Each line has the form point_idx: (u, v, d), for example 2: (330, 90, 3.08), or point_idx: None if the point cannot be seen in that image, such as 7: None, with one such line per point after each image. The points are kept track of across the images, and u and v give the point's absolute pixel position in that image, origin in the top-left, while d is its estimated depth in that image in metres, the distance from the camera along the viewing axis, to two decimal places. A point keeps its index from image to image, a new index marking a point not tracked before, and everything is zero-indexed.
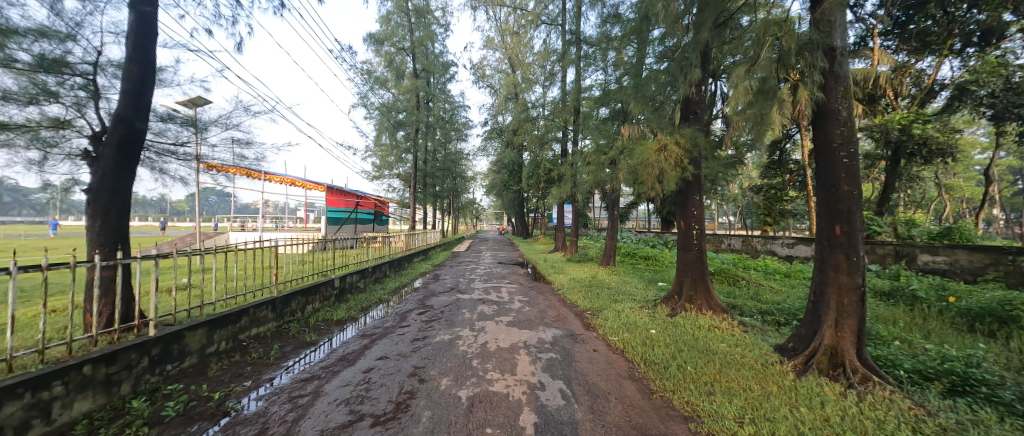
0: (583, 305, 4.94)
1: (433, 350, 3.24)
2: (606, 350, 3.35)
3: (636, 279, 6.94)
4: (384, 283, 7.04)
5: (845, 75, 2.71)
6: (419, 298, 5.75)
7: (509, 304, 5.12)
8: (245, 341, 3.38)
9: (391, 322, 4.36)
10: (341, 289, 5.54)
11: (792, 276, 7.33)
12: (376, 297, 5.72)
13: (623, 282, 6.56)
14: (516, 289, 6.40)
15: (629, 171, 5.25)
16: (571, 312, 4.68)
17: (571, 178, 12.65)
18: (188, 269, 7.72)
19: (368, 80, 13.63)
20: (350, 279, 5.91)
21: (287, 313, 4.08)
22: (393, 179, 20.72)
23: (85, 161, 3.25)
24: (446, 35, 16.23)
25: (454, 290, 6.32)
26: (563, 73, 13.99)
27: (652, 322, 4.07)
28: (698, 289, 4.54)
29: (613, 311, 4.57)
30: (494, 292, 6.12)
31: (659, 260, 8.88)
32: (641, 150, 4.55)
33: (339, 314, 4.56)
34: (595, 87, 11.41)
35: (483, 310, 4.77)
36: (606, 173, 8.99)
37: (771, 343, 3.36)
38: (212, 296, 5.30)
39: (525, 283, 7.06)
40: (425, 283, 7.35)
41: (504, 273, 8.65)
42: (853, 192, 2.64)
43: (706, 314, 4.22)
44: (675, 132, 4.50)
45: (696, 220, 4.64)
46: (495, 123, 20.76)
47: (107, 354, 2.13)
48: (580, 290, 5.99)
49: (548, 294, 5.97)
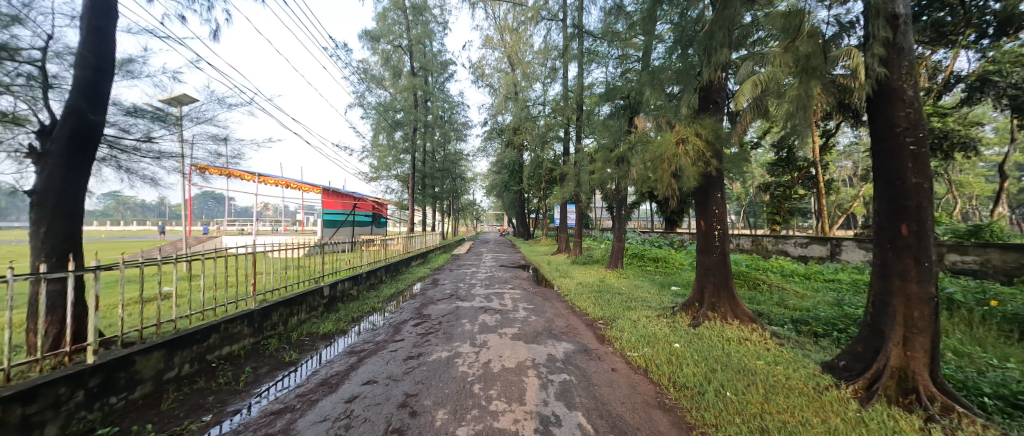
0: (595, 313, 4.52)
1: (428, 371, 2.81)
2: (626, 369, 2.93)
3: (647, 283, 6.53)
4: (380, 289, 6.63)
5: (911, 47, 2.28)
6: (416, 306, 5.33)
7: (513, 313, 4.70)
8: (214, 362, 2.96)
9: (384, 334, 3.95)
10: (331, 297, 5.13)
11: (812, 279, 6.90)
12: (369, 306, 5.31)
13: (634, 287, 6.15)
14: (520, 295, 5.97)
15: (642, 166, 4.86)
16: (581, 322, 4.26)
17: (574, 177, 12.27)
18: (169, 278, 7.28)
19: (364, 78, 13.26)
20: (341, 286, 5.49)
21: (266, 327, 3.65)
22: (391, 180, 20.32)
23: (29, 157, 2.78)
24: (444, 33, 15.89)
25: (454, 296, 5.91)
26: (565, 70, 13.62)
27: (674, 334, 3.65)
28: (721, 296, 4.12)
29: (629, 320, 4.16)
30: (497, 298, 5.71)
31: (669, 263, 8.46)
32: (657, 144, 4.14)
33: (327, 326, 4.15)
34: (599, 84, 11.05)
35: (486, 320, 4.36)
36: (612, 171, 8.60)
37: (815, 359, 2.93)
38: (191, 306, 4.89)
39: (529, 288, 6.66)
40: (424, 289, 6.94)
41: (507, 276, 8.24)
42: (923, 185, 2.21)
43: (733, 325, 3.80)
44: (695, 123, 4.10)
45: (716, 219, 4.23)
46: (495, 123, 20.43)
47: (30, 390, 1.69)
48: (590, 295, 5.57)
49: (554, 300, 5.54)
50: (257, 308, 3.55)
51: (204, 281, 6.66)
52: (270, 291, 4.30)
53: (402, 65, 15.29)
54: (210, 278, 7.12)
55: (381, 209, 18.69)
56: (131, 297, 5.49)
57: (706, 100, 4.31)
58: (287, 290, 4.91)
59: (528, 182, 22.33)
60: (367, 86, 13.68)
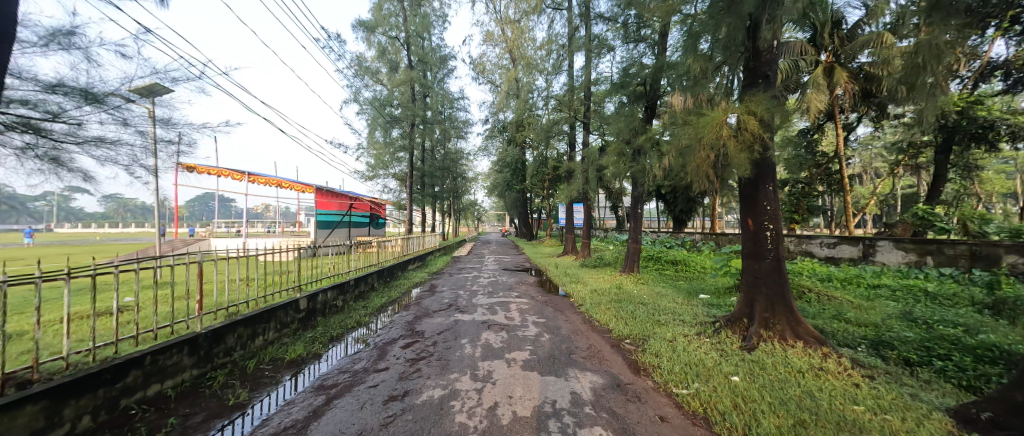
0: (620, 331, 3.78)
1: (413, 423, 2.07)
2: (679, 416, 2.18)
3: (671, 290, 5.78)
4: (370, 299, 5.91)
5: None
6: (408, 320, 4.59)
7: (522, 329, 3.97)
8: (134, 409, 2.21)
9: (367, 359, 3.23)
10: (311, 310, 4.42)
11: (856, 285, 6.12)
12: (354, 320, 4.58)
13: (657, 295, 5.40)
14: (529, 305, 5.23)
15: (676, 156, 4.12)
16: (606, 343, 3.51)
17: (581, 175, 11.54)
18: (139, 285, 6.61)
19: (359, 71, 12.57)
20: (323, 297, 4.75)
21: (216, 355, 2.91)
22: (388, 179, 19.62)
23: None
24: (443, 26, 15.19)
25: (453, 307, 5.17)
26: (569, 61, 12.89)
27: (726, 361, 2.91)
28: (776, 311, 3.40)
29: (665, 341, 3.41)
30: (502, 309, 4.97)
31: (689, 266, 7.68)
32: (698, 125, 3.41)
33: (298, 348, 3.42)
34: (608, 76, 10.34)
35: (490, 339, 3.62)
36: (626, 166, 7.84)
37: (933, 405, 2.17)
38: (143, 323, 4.17)
39: (537, 296, 5.93)
40: (420, 297, 6.21)
41: (511, 282, 7.50)
42: None
43: (797, 348, 3.06)
44: (744, 101, 3.35)
45: (770, 217, 3.48)
46: (497, 120, 19.72)
47: None
48: (610, 306, 4.82)
49: (569, 312, 4.79)
50: (205, 331, 2.83)
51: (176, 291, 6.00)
52: (236, 305, 3.63)
53: (398, 58, 14.59)
54: (183, 287, 6.43)
55: (379, 209, 18.00)
56: (83, 310, 4.80)
57: (753, 75, 3.51)
58: (260, 303, 4.24)
59: (530, 181, 21.60)
60: (363, 79, 13.01)
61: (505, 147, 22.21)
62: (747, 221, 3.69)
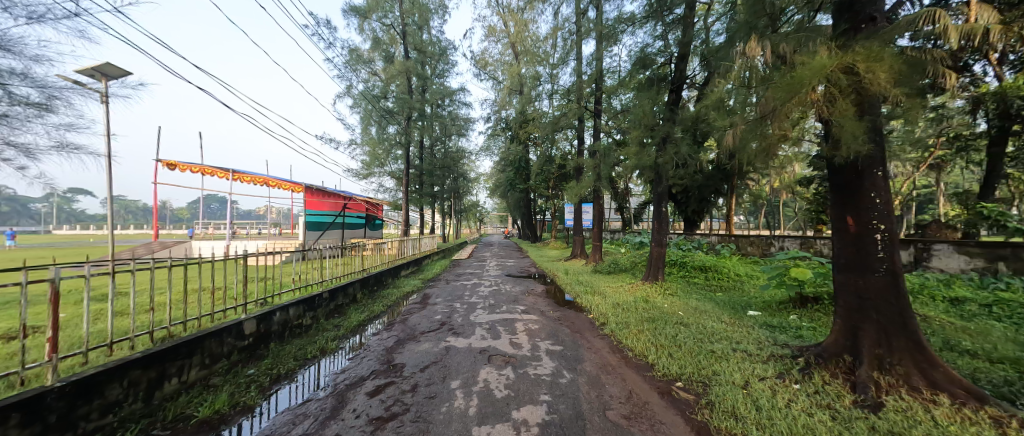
0: (667, 371, 2.78)
1: None
2: None
3: (710, 305, 4.78)
4: (348, 314, 4.93)
5: None
6: (387, 346, 3.63)
7: (535, 364, 2.97)
8: None
9: (314, 417, 2.24)
10: (262, 333, 3.45)
11: (935, 299, 5.06)
12: (319, 345, 3.59)
13: (695, 313, 4.41)
14: (539, 325, 4.22)
15: (740, 132, 3.12)
16: (651, 390, 2.51)
17: (591, 171, 10.53)
18: (92, 297, 5.77)
19: (350, 61, 11.66)
20: (281, 315, 3.79)
21: (78, 420, 1.88)
22: (385, 178, 18.70)
23: None
24: (442, 15, 14.32)
25: (445, 327, 4.21)
26: (577, 49, 11.93)
27: (848, 431, 1.88)
28: (894, 345, 2.39)
29: (738, 388, 2.41)
30: (506, 330, 4.01)
31: (721, 274, 6.65)
32: (784, 82, 2.46)
33: (222, 398, 2.44)
34: (622, 62, 9.39)
35: (490, 382, 2.62)
36: (647, 158, 6.88)
37: None
38: (41, 351, 3.23)
39: (547, 311, 4.97)
40: (409, 311, 5.26)
41: (515, 292, 6.48)
42: None
43: (948, 408, 2.01)
44: (850, 47, 2.36)
45: (880, 214, 2.48)
46: (499, 117, 18.81)
47: None
48: (642, 327, 3.83)
49: (590, 336, 3.77)
50: (78, 379, 1.88)
51: (127, 306, 5.13)
52: (162, 329, 2.75)
53: (394, 49, 13.76)
54: (133, 298, 5.52)
55: (376, 210, 17.14)
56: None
57: (852, 17, 2.53)
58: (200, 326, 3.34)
59: (534, 180, 20.59)
60: (356, 71, 12.13)
61: (508, 145, 21.26)
62: (842, 219, 2.69)
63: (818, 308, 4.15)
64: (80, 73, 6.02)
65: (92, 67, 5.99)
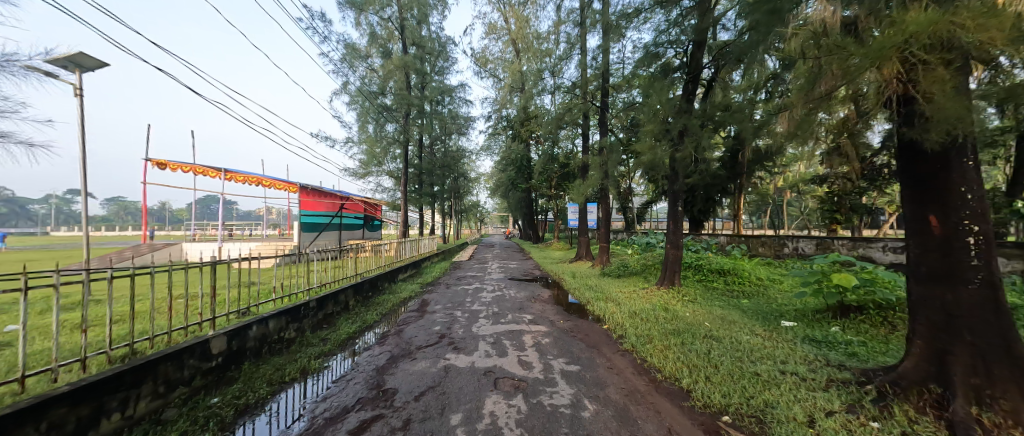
0: (709, 401, 2.32)
1: None
2: None
3: (739, 315, 4.32)
4: (338, 325, 4.47)
5: None
6: (378, 366, 3.17)
7: (551, 392, 2.50)
8: None
9: None
10: (233, 353, 2.99)
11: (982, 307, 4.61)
12: (300, 364, 3.14)
13: (722, 324, 3.96)
14: (550, 339, 3.76)
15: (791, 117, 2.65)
16: (697, 429, 2.03)
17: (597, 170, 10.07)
18: (61, 306, 5.31)
19: (347, 56, 11.22)
20: (259, 330, 3.34)
21: None
22: (384, 177, 18.29)
23: None
24: (442, 10, 13.92)
25: (445, 341, 3.76)
26: (581, 43, 11.47)
27: None
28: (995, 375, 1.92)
29: (804, 429, 1.94)
30: (514, 345, 3.55)
31: (742, 278, 6.19)
32: (862, 50, 1.99)
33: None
34: (631, 54, 8.95)
35: (500, 417, 2.16)
36: (660, 153, 6.44)
37: None
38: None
39: (557, 321, 4.51)
40: (406, 320, 4.81)
41: (520, 299, 6.01)
42: None
43: None
44: None
45: (973, 213, 2.02)
46: (500, 115, 18.38)
47: None
48: (668, 341, 3.38)
49: (609, 352, 3.32)
50: (6, 408, 1.48)
51: (96, 316, 4.68)
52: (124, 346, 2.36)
53: (393, 45, 13.34)
54: (105, 308, 5.07)
55: (374, 211, 16.67)
56: None
57: None
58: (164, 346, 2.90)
59: (536, 179, 20.11)
60: (353, 67, 11.68)
61: (509, 143, 20.80)
62: (921, 220, 2.23)
63: (863, 319, 3.72)
64: (52, 63, 5.60)
65: (64, 57, 5.58)
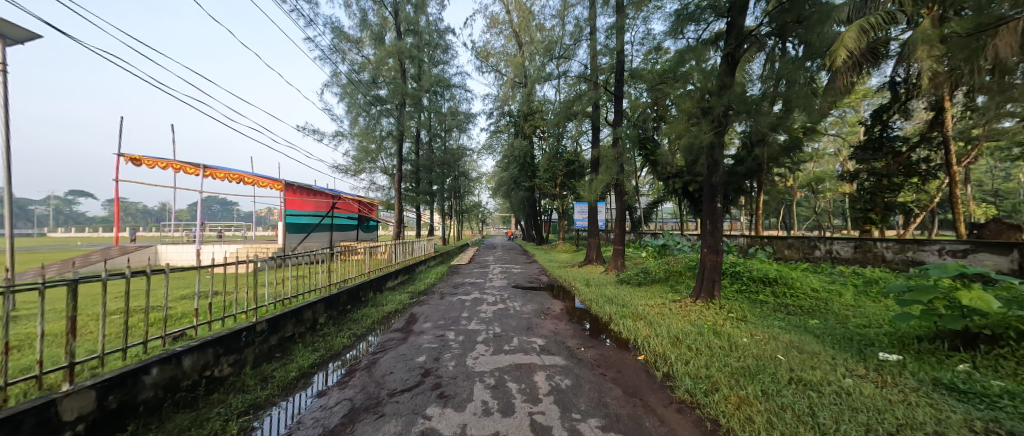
0: None
1: None
2: None
3: (817, 343, 3.28)
4: (295, 354, 3.50)
5: None
6: (326, 429, 2.15)
7: None
8: None
9: None
10: (108, 414, 1.98)
11: None
12: (209, 428, 2.13)
13: (804, 357, 2.93)
14: (571, 380, 2.75)
15: None
16: None
17: (610, 164, 9.09)
18: None
19: (335, 42, 10.26)
20: (158, 375, 2.32)
21: None
22: (377, 174, 17.28)
23: None
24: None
25: (428, 382, 2.74)
26: (591, 27, 10.49)
27: None
28: None
29: None
30: (523, 391, 2.53)
31: (794, 289, 5.15)
32: None
33: None
34: (650, 33, 7.96)
35: None
36: (691, 140, 5.42)
37: None
38: None
39: (574, 349, 3.48)
40: (384, 345, 3.82)
41: (525, 314, 5.03)
42: None
43: None
44: None
45: None
46: (501, 110, 17.39)
47: None
48: (744, 391, 2.37)
49: (659, 406, 2.31)
50: None
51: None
52: None
53: (386, 33, 12.38)
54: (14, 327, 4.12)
55: (368, 211, 15.73)
56: None
57: None
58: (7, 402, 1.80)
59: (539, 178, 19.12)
60: (343, 55, 10.74)
61: (511, 140, 19.87)
62: None
63: (1004, 355, 2.70)
64: None
65: None
